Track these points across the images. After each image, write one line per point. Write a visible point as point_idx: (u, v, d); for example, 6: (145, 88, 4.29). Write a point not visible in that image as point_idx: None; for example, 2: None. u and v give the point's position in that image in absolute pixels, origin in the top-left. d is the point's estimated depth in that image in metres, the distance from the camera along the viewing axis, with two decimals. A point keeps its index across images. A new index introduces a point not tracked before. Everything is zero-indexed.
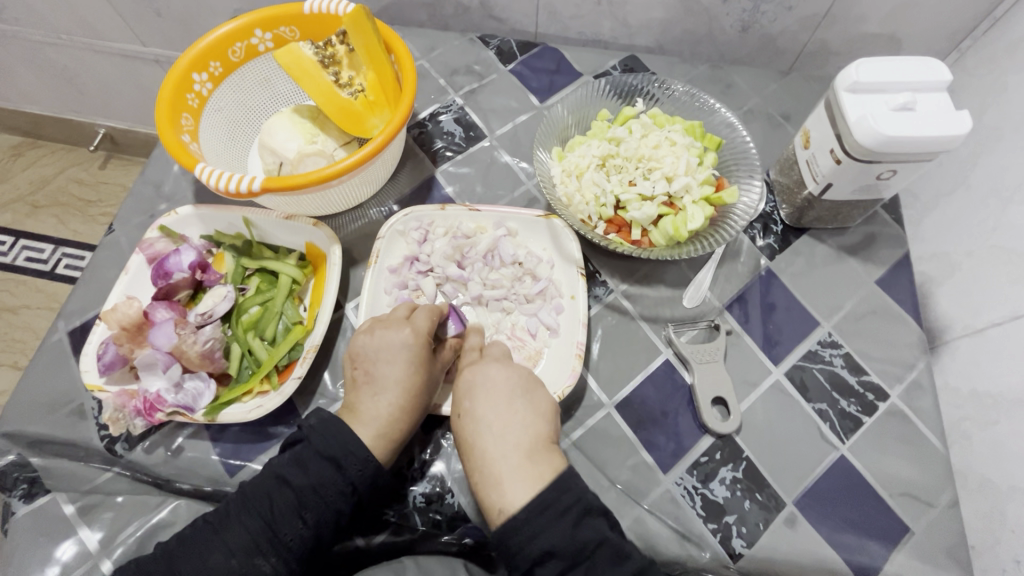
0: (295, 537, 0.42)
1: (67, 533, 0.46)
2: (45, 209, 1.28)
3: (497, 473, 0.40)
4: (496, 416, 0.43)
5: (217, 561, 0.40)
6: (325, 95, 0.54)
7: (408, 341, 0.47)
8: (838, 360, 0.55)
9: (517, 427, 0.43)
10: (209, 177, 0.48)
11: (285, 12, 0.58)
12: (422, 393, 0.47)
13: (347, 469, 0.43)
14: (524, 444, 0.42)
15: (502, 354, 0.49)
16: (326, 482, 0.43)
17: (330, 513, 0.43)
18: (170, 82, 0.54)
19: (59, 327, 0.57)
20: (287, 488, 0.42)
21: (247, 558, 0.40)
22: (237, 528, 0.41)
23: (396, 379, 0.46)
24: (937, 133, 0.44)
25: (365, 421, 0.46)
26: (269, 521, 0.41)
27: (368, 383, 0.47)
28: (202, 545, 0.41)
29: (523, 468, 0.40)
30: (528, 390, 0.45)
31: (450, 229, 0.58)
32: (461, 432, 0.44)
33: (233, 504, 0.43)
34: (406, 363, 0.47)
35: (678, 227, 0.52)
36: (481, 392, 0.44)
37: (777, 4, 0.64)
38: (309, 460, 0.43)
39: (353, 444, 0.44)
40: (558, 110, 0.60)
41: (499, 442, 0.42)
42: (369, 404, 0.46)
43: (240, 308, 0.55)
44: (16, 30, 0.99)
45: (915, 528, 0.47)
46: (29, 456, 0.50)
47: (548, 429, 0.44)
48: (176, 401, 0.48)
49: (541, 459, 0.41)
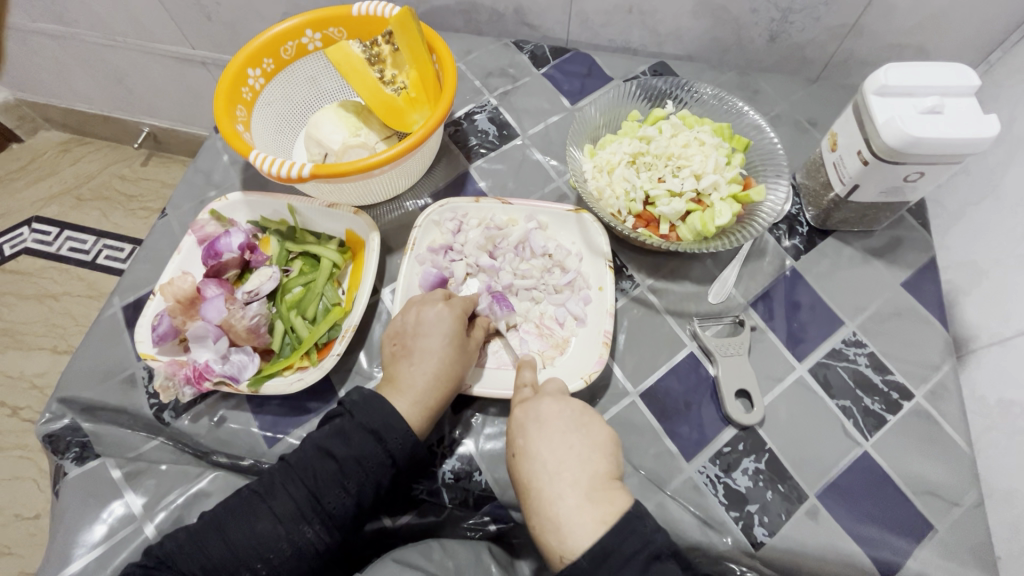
0: (338, 506, 0.44)
1: (115, 495, 0.49)
2: (90, 202, 1.34)
3: (555, 515, 0.40)
4: (550, 453, 0.43)
5: (264, 528, 0.42)
6: (371, 91, 0.58)
7: (443, 314, 0.50)
8: (862, 359, 0.55)
9: (574, 464, 0.42)
10: (263, 162, 0.51)
11: (335, 14, 0.61)
12: (457, 367, 0.49)
13: (388, 442, 0.45)
14: (582, 483, 0.41)
15: (558, 390, 0.48)
16: (369, 455, 0.45)
17: (370, 484, 0.45)
18: (227, 76, 0.58)
19: (114, 302, 0.60)
20: (330, 460, 0.45)
21: (293, 525, 0.43)
22: (282, 496, 0.44)
23: (431, 349, 0.49)
24: (965, 135, 0.45)
25: (401, 391, 0.48)
26: (313, 491, 0.44)
27: (405, 355, 0.50)
28: (250, 511, 0.43)
29: (584, 511, 0.39)
30: (583, 424, 0.45)
31: (483, 220, 0.61)
32: (519, 473, 0.44)
33: (277, 472, 0.45)
34: (440, 336, 0.49)
35: (705, 222, 0.54)
36: (533, 427, 0.45)
37: (806, 14, 0.66)
38: (352, 432, 0.46)
39: (394, 418, 0.46)
40: (590, 110, 0.63)
41: (555, 481, 0.41)
42: (408, 376, 0.48)
43: (284, 288, 0.57)
44: (76, 32, 1.05)
45: (938, 526, 0.47)
46: (82, 421, 0.53)
47: (608, 466, 0.43)
48: (223, 371, 0.50)
49: (601, 499, 0.40)
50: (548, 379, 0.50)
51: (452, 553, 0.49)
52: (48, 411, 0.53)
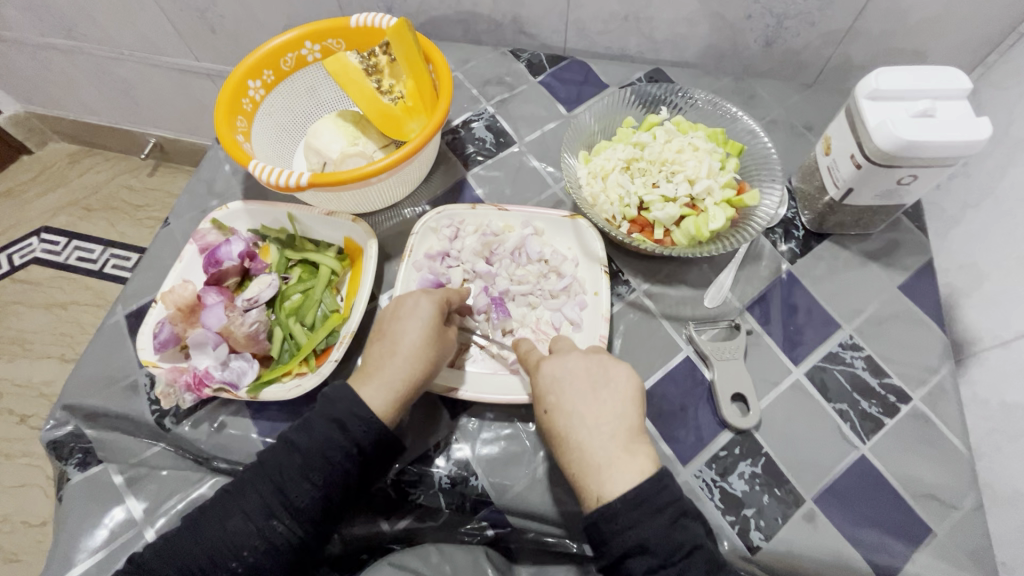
0: (305, 499, 0.44)
1: (116, 501, 0.50)
2: (98, 212, 1.37)
3: (595, 463, 0.42)
4: (586, 407, 0.44)
5: (235, 526, 0.43)
6: (368, 100, 0.59)
7: (421, 299, 0.50)
8: (859, 362, 0.55)
9: (611, 417, 0.44)
10: (262, 172, 0.52)
11: (333, 25, 0.63)
12: (429, 353, 0.48)
13: (351, 430, 0.45)
14: (620, 434, 0.43)
15: (571, 347, 0.50)
16: (333, 444, 0.44)
17: (336, 474, 0.44)
18: (227, 88, 0.59)
19: (118, 310, 0.61)
20: (295, 453, 0.45)
21: (263, 521, 0.43)
22: (251, 494, 0.44)
23: (404, 334, 0.48)
24: (957, 137, 0.46)
25: (369, 376, 0.47)
26: (279, 485, 0.44)
27: (381, 340, 0.49)
28: (222, 511, 0.44)
29: (622, 459, 0.41)
30: (614, 378, 0.46)
31: (479, 227, 0.61)
32: (553, 428, 0.45)
33: (248, 472, 0.45)
34: (416, 321, 0.49)
35: (699, 227, 0.54)
36: (565, 383, 0.46)
37: (801, 19, 0.67)
38: (315, 424, 0.46)
39: (357, 407, 0.45)
40: (585, 117, 0.63)
41: (594, 432, 0.43)
42: (379, 360, 0.48)
43: (283, 295, 0.58)
44: (84, 46, 1.07)
45: (938, 530, 0.47)
46: (85, 428, 0.54)
47: (638, 419, 0.44)
48: (223, 377, 0.51)
49: (637, 450, 0.42)
50: (556, 339, 0.51)
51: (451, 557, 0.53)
52: (53, 417, 0.54)
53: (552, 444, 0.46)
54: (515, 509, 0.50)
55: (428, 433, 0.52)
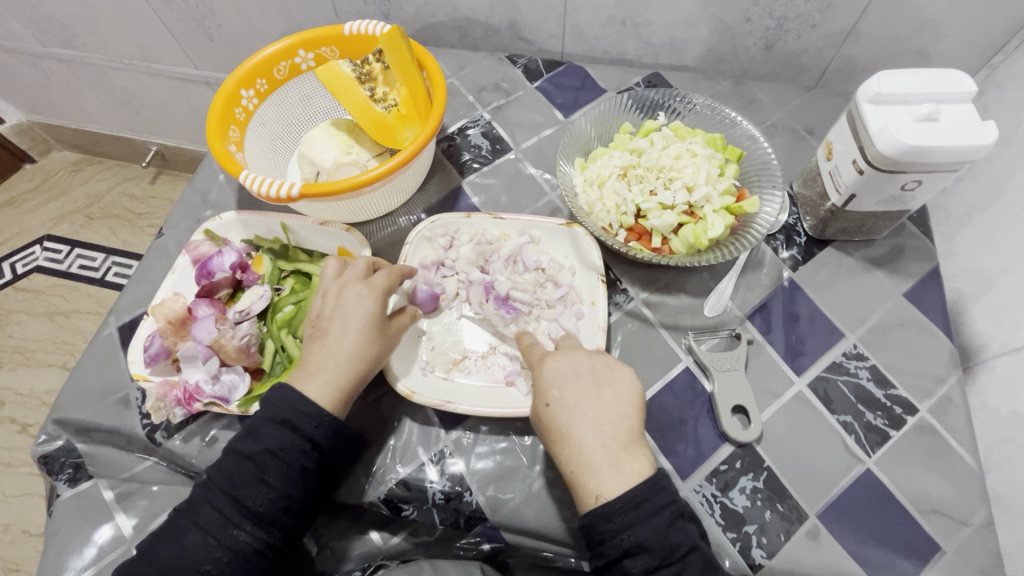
0: (261, 502, 0.43)
1: (106, 518, 0.50)
2: (100, 220, 1.37)
3: (594, 462, 0.41)
4: (590, 406, 0.43)
5: (195, 542, 0.42)
6: (361, 109, 0.58)
7: (361, 295, 0.49)
8: (863, 372, 0.54)
9: (612, 417, 0.43)
10: (253, 183, 0.52)
11: (326, 33, 0.62)
12: (373, 351, 0.48)
13: (302, 428, 0.44)
14: (619, 436, 0.42)
15: (578, 345, 0.49)
16: (285, 445, 0.44)
17: (294, 473, 0.44)
18: (220, 97, 0.59)
19: (111, 322, 0.60)
20: (246, 460, 0.44)
21: (223, 531, 0.42)
22: (204, 506, 0.43)
23: (346, 332, 0.48)
24: (962, 142, 0.44)
25: (313, 374, 0.47)
26: (233, 493, 0.43)
27: (320, 338, 0.49)
28: (179, 530, 0.43)
29: (621, 460, 0.41)
30: (616, 378, 0.45)
31: (474, 236, 0.60)
32: (552, 423, 0.44)
33: (199, 486, 0.45)
34: (357, 319, 0.48)
35: (697, 235, 0.53)
36: (570, 378, 0.45)
37: (801, 22, 0.66)
38: (262, 427, 0.45)
39: (304, 404, 0.45)
40: (581, 123, 0.62)
41: (596, 432, 0.42)
42: (321, 358, 0.47)
43: (276, 307, 0.57)
44: (84, 56, 1.07)
45: (946, 547, 0.46)
46: (76, 442, 0.53)
47: (638, 420, 0.44)
48: (213, 392, 0.50)
49: (636, 452, 0.42)
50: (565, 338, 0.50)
51: (442, 570, 0.51)
52: (44, 432, 0.53)
53: (546, 438, 0.45)
54: (510, 526, 0.49)
55: (419, 449, 0.52)
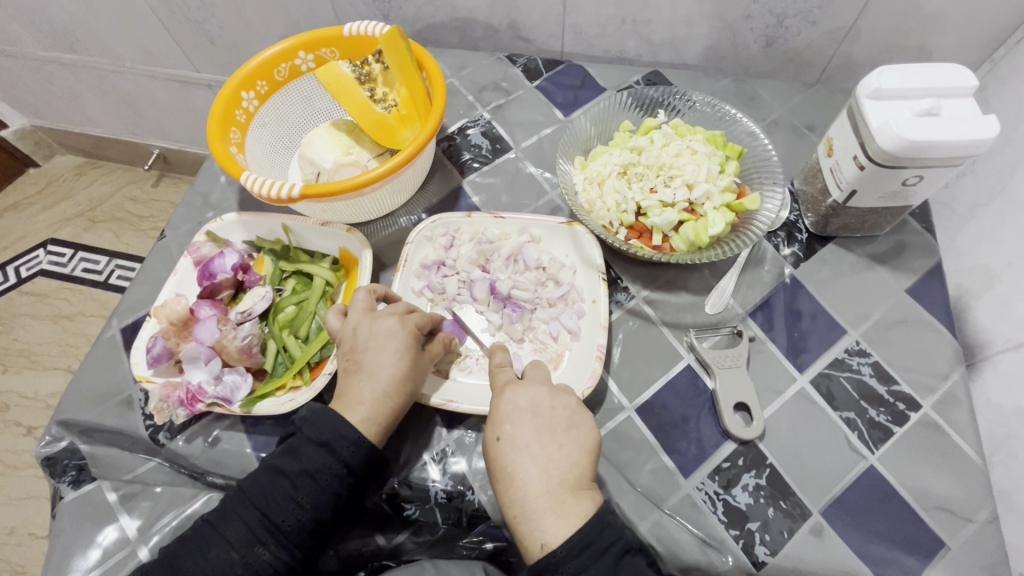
0: (290, 522, 0.43)
1: (110, 518, 0.49)
2: (103, 224, 1.37)
3: (537, 507, 0.40)
4: (541, 447, 0.43)
5: (217, 556, 0.42)
6: (361, 109, 0.57)
7: (395, 327, 0.48)
8: (866, 369, 0.54)
9: (563, 462, 0.42)
10: (253, 183, 0.52)
11: (326, 34, 0.62)
12: (410, 383, 0.48)
13: (338, 451, 0.44)
14: (568, 481, 0.42)
15: (542, 377, 0.48)
16: (322, 466, 0.44)
17: (327, 496, 0.44)
18: (220, 100, 0.59)
19: (113, 324, 0.60)
20: (282, 479, 0.44)
21: (247, 548, 0.43)
22: (233, 520, 0.44)
23: (382, 365, 0.47)
24: (964, 136, 0.44)
25: (353, 407, 0.46)
26: (265, 511, 0.43)
27: (356, 371, 0.48)
28: (204, 540, 0.43)
29: (568, 505, 0.40)
30: (574, 423, 0.44)
31: (475, 235, 0.61)
32: (501, 460, 0.43)
33: (230, 499, 0.45)
34: (393, 352, 0.47)
35: (698, 232, 0.52)
36: (525, 416, 0.44)
37: (802, 18, 0.65)
38: (302, 448, 0.45)
39: (343, 427, 0.45)
40: (581, 122, 0.62)
41: (543, 476, 0.41)
42: (359, 392, 0.47)
43: (277, 307, 0.58)
44: (87, 60, 1.08)
45: (951, 544, 0.45)
46: (80, 443, 0.53)
47: (592, 467, 0.43)
48: (216, 393, 0.51)
49: (583, 496, 0.41)
50: (534, 364, 0.50)
51: (445, 570, 0.49)
52: (48, 434, 0.53)
53: (495, 477, 0.43)
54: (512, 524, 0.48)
55: (420, 448, 0.52)
